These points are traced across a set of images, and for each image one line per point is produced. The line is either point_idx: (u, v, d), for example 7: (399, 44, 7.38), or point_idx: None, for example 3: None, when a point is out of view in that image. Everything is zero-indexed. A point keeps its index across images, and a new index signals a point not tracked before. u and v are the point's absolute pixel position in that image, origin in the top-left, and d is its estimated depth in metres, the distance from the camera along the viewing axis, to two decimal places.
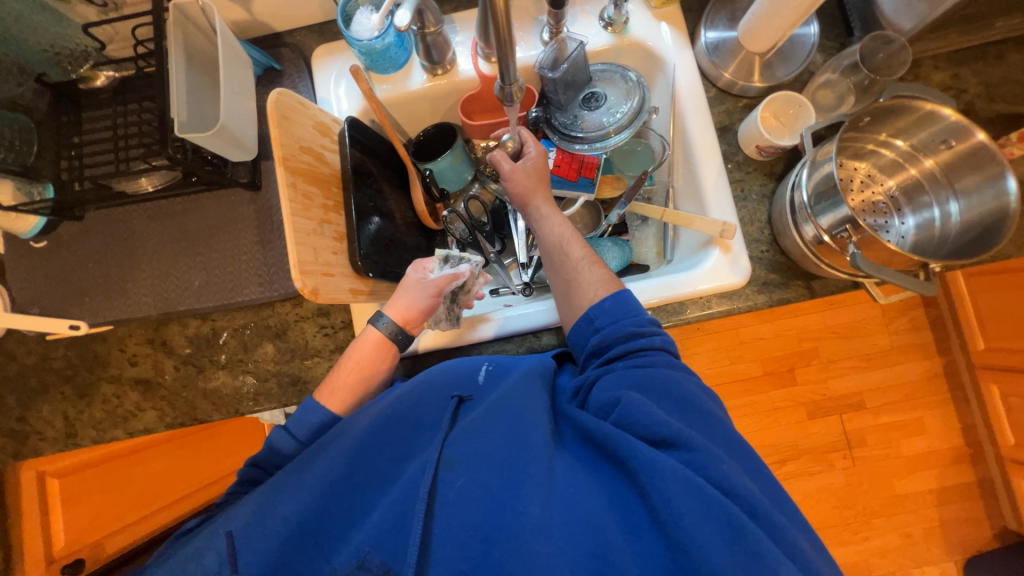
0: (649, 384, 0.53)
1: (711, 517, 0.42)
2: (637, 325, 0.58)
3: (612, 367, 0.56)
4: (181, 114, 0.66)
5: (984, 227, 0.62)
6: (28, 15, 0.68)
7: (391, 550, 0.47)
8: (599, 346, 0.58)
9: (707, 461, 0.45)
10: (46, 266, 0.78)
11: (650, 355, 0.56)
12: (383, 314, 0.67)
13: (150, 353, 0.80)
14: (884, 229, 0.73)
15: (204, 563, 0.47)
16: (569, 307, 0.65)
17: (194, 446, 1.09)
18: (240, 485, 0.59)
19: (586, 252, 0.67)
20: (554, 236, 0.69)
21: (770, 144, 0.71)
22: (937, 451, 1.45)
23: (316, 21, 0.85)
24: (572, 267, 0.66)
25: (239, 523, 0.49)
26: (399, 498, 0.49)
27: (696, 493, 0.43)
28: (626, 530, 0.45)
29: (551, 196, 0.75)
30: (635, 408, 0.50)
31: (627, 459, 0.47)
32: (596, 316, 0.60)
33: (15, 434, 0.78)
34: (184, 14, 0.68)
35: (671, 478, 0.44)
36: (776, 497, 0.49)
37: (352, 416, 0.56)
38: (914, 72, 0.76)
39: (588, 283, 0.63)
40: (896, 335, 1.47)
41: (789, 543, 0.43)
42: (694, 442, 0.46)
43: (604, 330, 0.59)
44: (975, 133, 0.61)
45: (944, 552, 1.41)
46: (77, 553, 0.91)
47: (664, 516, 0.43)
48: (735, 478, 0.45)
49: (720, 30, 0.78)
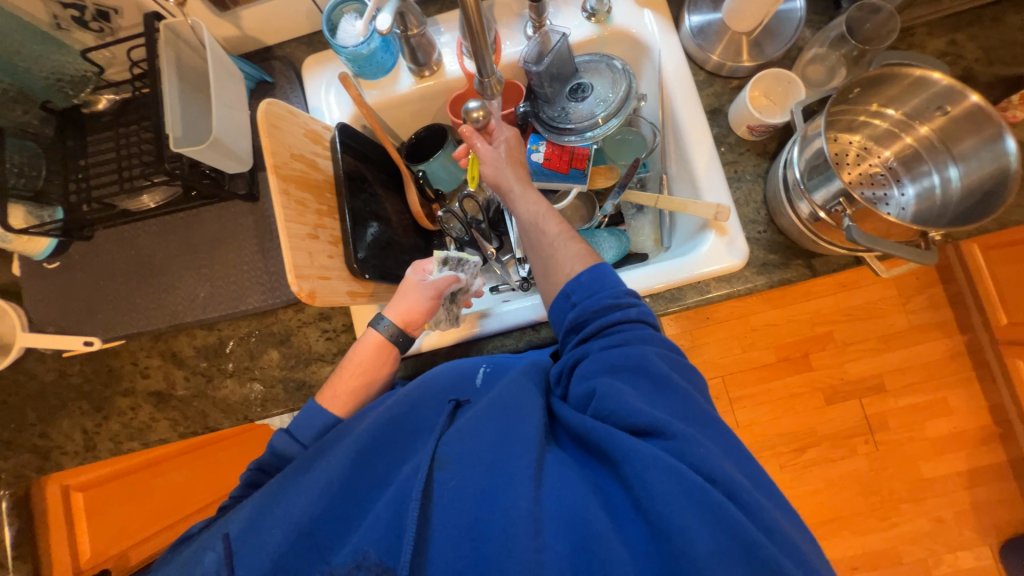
0: (623, 366, 0.51)
1: (693, 504, 0.41)
2: (613, 297, 0.55)
3: (588, 346, 0.55)
4: (175, 131, 0.68)
5: (985, 191, 0.61)
6: (28, 45, 0.72)
7: (388, 549, 0.47)
8: (576, 321, 0.56)
9: (688, 447, 0.44)
10: (59, 285, 0.81)
11: (624, 329, 0.54)
12: (384, 317, 0.68)
13: (161, 365, 0.82)
14: (882, 200, 0.72)
15: (204, 564, 0.50)
16: (547, 284, 0.63)
17: (213, 459, 1.12)
18: (244, 488, 0.60)
19: (563, 228, 0.65)
20: (530, 213, 0.67)
21: (760, 123, 0.71)
22: (963, 433, 1.41)
23: (304, 32, 0.86)
24: (548, 244, 0.64)
25: (236, 525, 0.52)
26: (392, 500, 0.49)
27: (678, 480, 0.42)
28: (613, 522, 0.45)
29: (527, 176, 0.72)
30: (611, 397, 0.49)
31: (610, 450, 0.47)
32: (572, 291, 0.57)
33: (37, 449, 0.81)
34: (175, 33, 0.70)
35: (654, 468, 0.43)
36: (763, 480, 0.47)
37: (351, 421, 0.58)
38: (907, 41, 0.75)
39: (564, 259, 0.61)
40: (914, 314, 1.43)
41: (773, 526, 0.42)
42: (673, 430, 0.45)
43: (581, 305, 0.56)
44: (969, 96, 0.60)
45: (977, 537, 1.37)
46: (103, 563, 0.95)
47: (647, 506, 0.43)
48: (716, 463, 0.44)
49: (704, 12, 0.77)
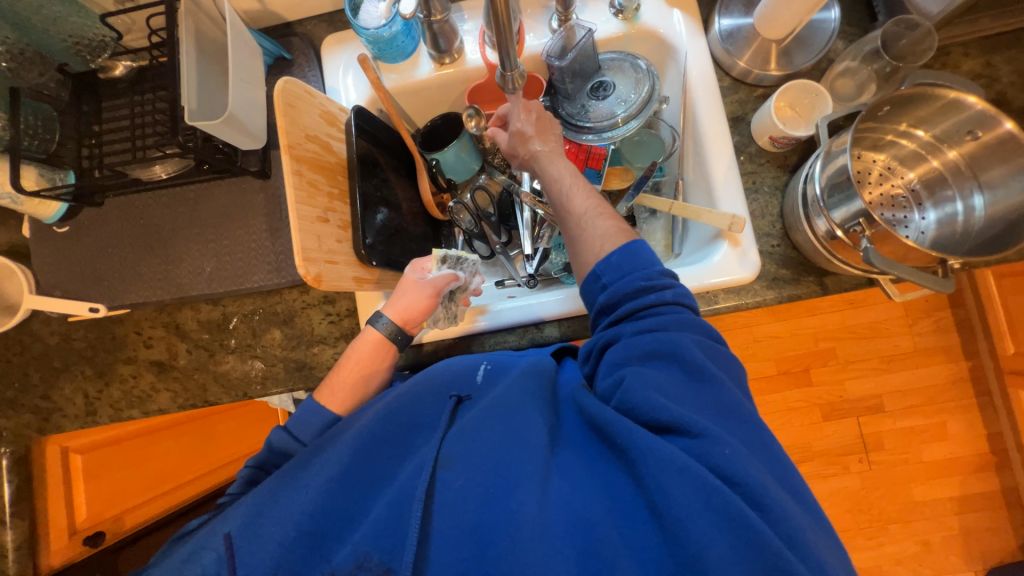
0: (655, 352, 0.50)
1: (711, 509, 0.40)
2: (646, 279, 0.53)
3: (620, 330, 0.54)
4: (192, 103, 0.67)
5: (1009, 221, 0.60)
6: (48, 7, 0.71)
7: (389, 549, 0.47)
8: (608, 303, 0.55)
9: (711, 447, 0.43)
10: (66, 250, 0.81)
11: (661, 313, 0.52)
12: (383, 315, 0.68)
13: (164, 336, 0.82)
14: (901, 224, 0.70)
15: (203, 562, 0.48)
16: (578, 263, 0.61)
17: (211, 429, 1.16)
18: (242, 487, 0.61)
19: (591, 202, 0.63)
20: (557, 187, 0.66)
21: (783, 135, 0.69)
22: (959, 458, 1.40)
23: (326, 10, 0.85)
24: (575, 221, 0.62)
25: (238, 523, 0.51)
26: (396, 497, 0.49)
27: (694, 482, 0.41)
28: (621, 524, 0.43)
29: (555, 142, 0.71)
30: (637, 390, 0.48)
31: (626, 446, 0.46)
32: (603, 272, 0.56)
33: (39, 410, 0.82)
34: (197, 5, 0.71)
35: (669, 468, 0.42)
36: (793, 484, 0.46)
37: (351, 418, 0.58)
38: (942, 59, 0.73)
39: (593, 238, 0.60)
40: (920, 337, 1.42)
41: (797, 540, 0.41)
42: (700, 428, 0.44)
43: (612, 287, 0.55)
44: (1003, 122, 0.58)
45: (963, 562, 1.37)
46: (97, 527, 0.98)
47: (662, 510, 0.42)
48: (741, 464, 0.42)
49: (735, 17, 0.76)
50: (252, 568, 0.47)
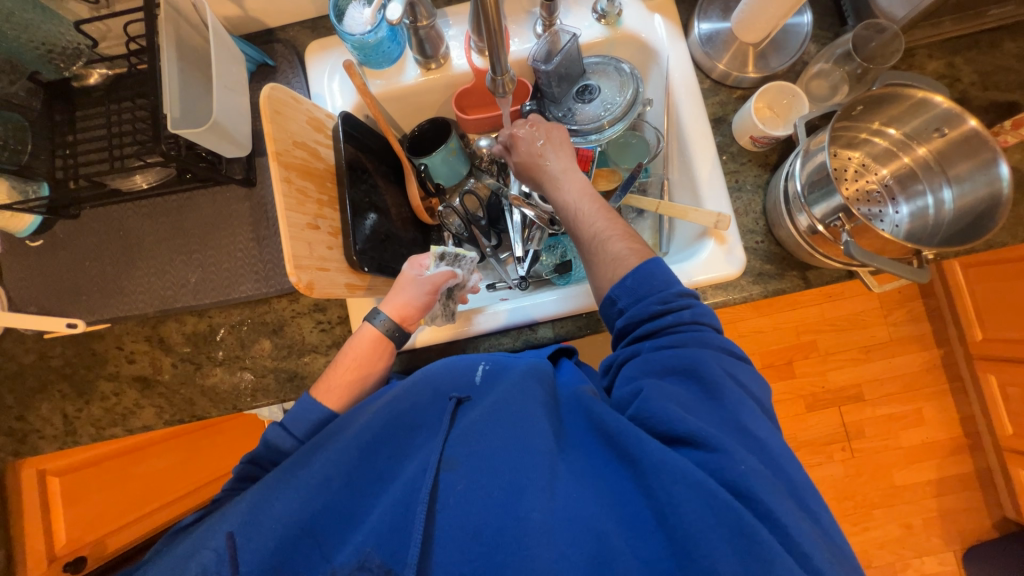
0: (673, 368, 0.51)
1: (721, 523, 0.41)
2: (661, 301, 0.55)
3: (639, 347, 0.55)
4: (174, 112, 0.66)
5: (977, 213, 0.63)
6: (19, 14, 0.69)
7: (392, 551, 0.46)
8: (625, 328, 0.57)
9: (726, 463, 0.44)
10: (41, 264, 0.78)
11: (679, 333, 0.53)
12: (381, 312, 0.68)
13: (148, 351, 0.80)
14: (877, 218, 0.73)
15: (202, 562, 0.46)
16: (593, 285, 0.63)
17: (194, 446, 1.12)
18: (235, 482, 0.59)
19: (605, 224, 0.64)
20: (568, 206, 0.68)
21: (763, 135, 0.71)
22: (935, 443, 1.46)
23: (309, 17, 0.85)
24: (589, 248, 0.64)
25: (239, 521, 0.49)
26: (399, 500, 0.48)
27: (705, 495, 0.42)
28: (630, 535, 0.44)
29: (565, 156, 0.72)
30: (654, 403, 0.49)
31: (637, 458, 0.46)
32: (618, 296, 0.58)
33: (14, 432, 0.78)
34: (175, 9, 0.68)
35: (681, 481, 0.43)
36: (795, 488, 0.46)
37: (347, 417, 0.57)
38: (908, 61, 0.77)
39: (605, 263, 0.61)
40: (895, 326, 1.48)
41: (805, 552, 0.41)
42: (716, 443, 0.45)
43: (628, 311, 0.57)
44: (968, 120, 0.62)
45: (943, 543, 1.42)
46: (78, 551, 0.95)
47: (672, 522, 0.42)
48: (754, 480, 0.43)
49: (713, 21, 0.78)
50: (253, 567, 0.46)
